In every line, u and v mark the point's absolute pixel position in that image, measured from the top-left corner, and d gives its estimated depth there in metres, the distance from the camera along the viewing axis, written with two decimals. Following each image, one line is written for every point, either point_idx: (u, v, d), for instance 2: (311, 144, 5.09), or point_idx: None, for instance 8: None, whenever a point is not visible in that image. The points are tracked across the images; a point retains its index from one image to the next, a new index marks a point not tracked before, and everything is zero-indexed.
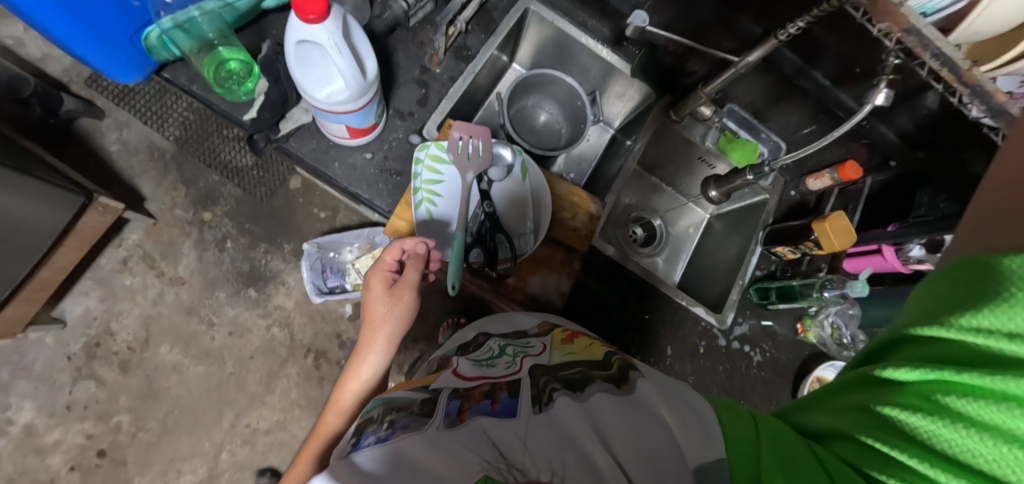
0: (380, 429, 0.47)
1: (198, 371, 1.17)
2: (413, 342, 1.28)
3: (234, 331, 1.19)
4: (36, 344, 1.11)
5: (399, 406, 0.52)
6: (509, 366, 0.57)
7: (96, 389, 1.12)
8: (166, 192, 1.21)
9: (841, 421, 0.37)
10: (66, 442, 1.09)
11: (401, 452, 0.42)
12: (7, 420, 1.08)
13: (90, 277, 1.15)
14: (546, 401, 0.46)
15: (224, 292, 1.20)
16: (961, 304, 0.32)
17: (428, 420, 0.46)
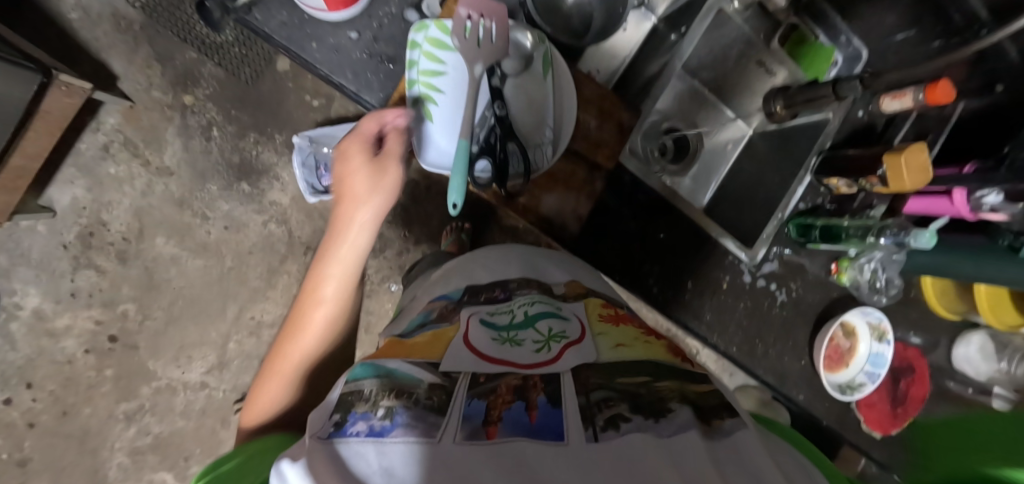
0: (375, 415, 0.42)
1: (197, 264, 1.15)
2: (415, 244, 1.24)
3: (230, 225, 1.15)
4: (29, 232, 1.08)
5: (402, 388, 0.46)
6: (541, 351, 0.56)
7: (97, 278, 1.11)
8: (139, 70, 1.08)
9: None
10: (77, 327, 1.11)
11: (425, 455, 0.37)
12: (15, 304, 1.08)
13: (71, 163, 1.07)
14: (602, 425, 0.42)
15: (216, 185, 1.13)
16: None
17: (446, 423, 0.41)
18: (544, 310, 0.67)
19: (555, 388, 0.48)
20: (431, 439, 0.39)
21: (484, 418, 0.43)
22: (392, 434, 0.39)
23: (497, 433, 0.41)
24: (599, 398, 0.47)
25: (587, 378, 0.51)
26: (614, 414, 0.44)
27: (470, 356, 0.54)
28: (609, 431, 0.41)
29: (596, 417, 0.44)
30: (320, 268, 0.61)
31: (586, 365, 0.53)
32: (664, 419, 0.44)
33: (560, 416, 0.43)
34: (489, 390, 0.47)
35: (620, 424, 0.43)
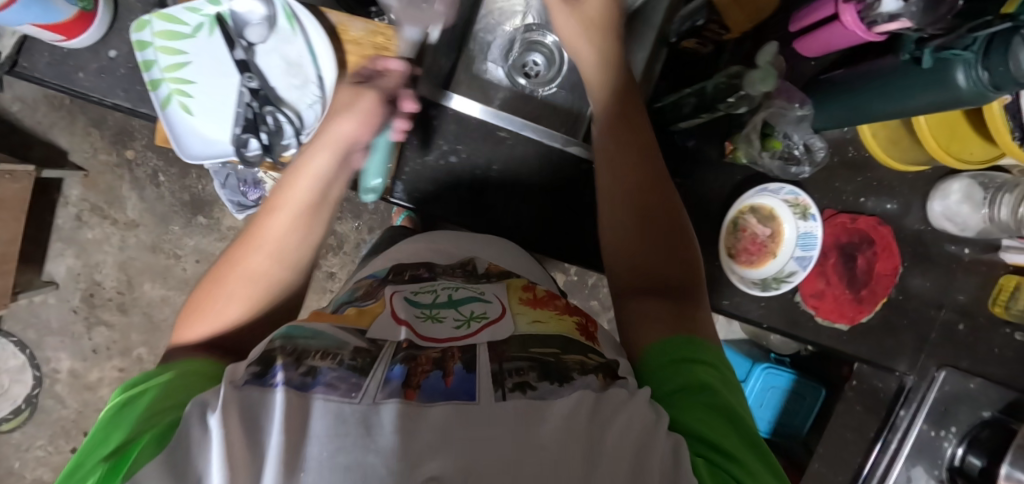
0: (293, 371, 0.31)
1: (185, 299, 1.24)
2: (370, 233, 1.23)
3: (201, 258, 1.22)
4: (43, 305, 1.21)
5: (322, 348, 0.34)
6: (465, 327, 0.40)
7: (109, 332, 1.23)
8: (82, 139, 1.16)
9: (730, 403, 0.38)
10: (106, 377, 1.24)
11: (350, 421, 0.27)
12: (53, 370, 1.23)
13: (55, 238, 1.20)
14: (513, 387, 0.31)
15: (178, 225, 1.20)
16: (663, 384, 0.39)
17: (367, 383, 0.30)
18: (470, 292, 0.47)
19: (477, 351, 0.36)
20: (347, 400, 0.29)
21: (408, 376, 0.32)
22: (318, 395, 0.29)
23: (420, 394, 0.30)
24: (516, 362, 0.34)
25: (503, 345, 0.37)
26: (529, 378, 0.33)
27: (403, 327, 0.39)
28: (521, 392, 0.31)
29: (511, 378, 0.32)
30: (264, 210, 0.49)
31: (514, 336, 0.39)
32: (585, 379, 0.34)
33: (481, 377, 0.32)
34: (415, 353, 0.35)
35: (534, 387, 0.32)
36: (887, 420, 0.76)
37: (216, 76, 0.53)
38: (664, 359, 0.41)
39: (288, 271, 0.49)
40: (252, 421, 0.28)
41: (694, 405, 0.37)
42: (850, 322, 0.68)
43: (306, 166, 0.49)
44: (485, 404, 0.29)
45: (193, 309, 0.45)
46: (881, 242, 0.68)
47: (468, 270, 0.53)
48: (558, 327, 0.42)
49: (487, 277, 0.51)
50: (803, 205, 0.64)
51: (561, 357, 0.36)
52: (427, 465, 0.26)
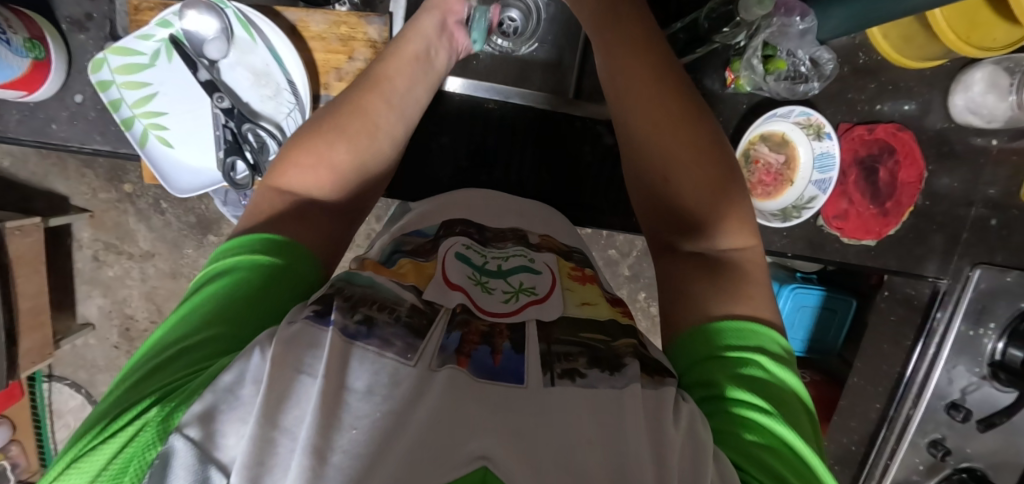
0: (348, 317, 0.29)
1: None
2: None
3: None
4: (87, 346, 1.11)
5: (380, 300, 0.31)
6: (512, 303, 0.36)
7: None
8: (76, 180, 1.01)
9: (776, 401, 0.33)
10: None
11: (397, 382, 0.26)
12: None
13: (78, 280, 1.08)
14: (562, 374, 0.29)
15: (191, 247, 1.07)
16: (699, 381, 0.35)
17: (424, 343, 0.29)
18: (521, 260, 0.41)
19: (527, 329, 0.33)
20: (404, 361, 0.27)
21: (461, 344, 0.30)
22: (368, 344, 0.27)
23: (472, 364, 0.29)
24: (566, 346, 0.32)
25: (551, 326, 0.34)
26: (579, 365, 0.30)
27: (458, 293, 0.35)
28: (571, 379, 0.29)
29: (560, 363, 0.30)
30: (382, 61, 0.50)
31: (564, 320, 0.35)
32: (635, 366, 0.31)
33: (531, 358, 0.30)
34: (467, 321, 0.32)
35: (583, 374, 0.30)
36: (924, 327, 0.76)
37: (186, 104, 0.51)
38: (699, 358, 0.36)
39: (399, 128, 0.49)
40: (294, 360, 0.26)
41: (740, 418, 0.31)
42: (876, 236, 0.66)
43: (418, 28, 0.52)
44: (536, 390, 0.28)
45: (299, 146, 0.44)
46: (903, 149, 0.65)
47: (520, 238, 0.46)
48: (610, 314, 0.38)
49: (537, 249, 0.45)
50: (817, 125, 0.60)
51: (611, 343, 0.33)
52: (475, 443, 0.24)
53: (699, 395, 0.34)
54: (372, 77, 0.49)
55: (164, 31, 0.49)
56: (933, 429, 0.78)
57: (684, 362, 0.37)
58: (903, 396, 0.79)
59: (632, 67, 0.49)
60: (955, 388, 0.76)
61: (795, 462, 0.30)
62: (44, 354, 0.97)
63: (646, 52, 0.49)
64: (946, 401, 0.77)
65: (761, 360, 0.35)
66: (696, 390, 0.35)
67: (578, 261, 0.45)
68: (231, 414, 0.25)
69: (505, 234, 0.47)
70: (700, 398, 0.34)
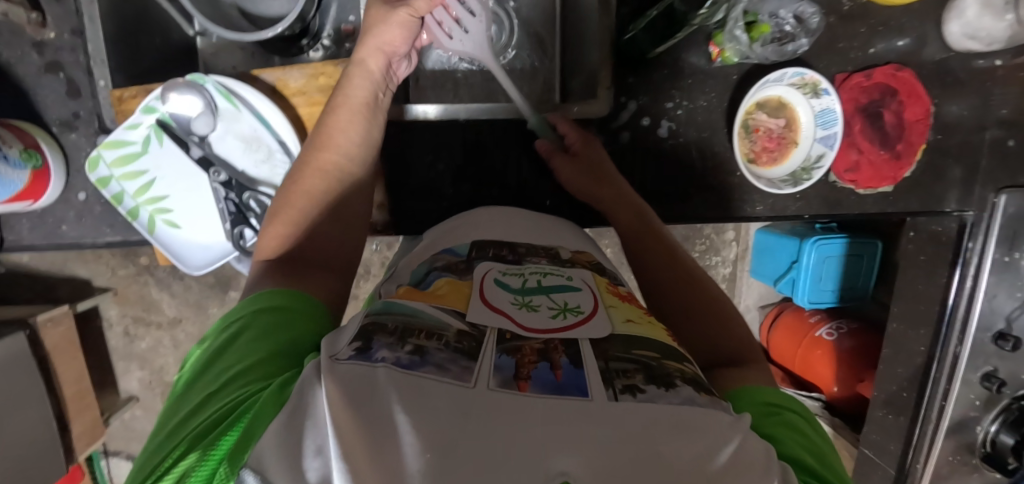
0: (398, 351, 0.28)
1: None
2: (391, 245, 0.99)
3: None
4: (135, 418, 1.14)
5: (425, 329, 0.30)
6: (559, 320, 0.34)
7: None
8: (95, 261, 1.03)
9: (819, 443, 0.34)
10: None
11: (459, 403, 0.24)
12: None
13: (115, 356, 1.10)
14: (622, 389, 0.28)
15: (215, 306, 1.08)
16: (746, 404, 0.37)
17: (479, 365, 0.27)
18: (558, 278, 0.40)
19: (580, 343, 0.32)
20: (462, 384, 0.26)
21: (517, 368, 0.28)
22: (424, 373, 0.26)
23: (533, 385, 0.27)
24: (622, 362, 0.30)
25: (606, 343, 0.32)
26: (637, 381, 0.29)
27: (503, 317, 0.33)
28: (632, 395, 0.27)
29: (619, 379, 0.29)
30: (331, 112, 0.49)
31: (614, 337, 0.33)
32: (690, 388, 0.30)
33: (591, 372, 0.29)
34: (519, 343, 0.30)
35: (643, 389, 0.28)
36: (958, 258, 0.74)
37: (185, 184, 0.52)
38: (774, 398, 0.37)
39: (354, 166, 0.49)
40: (356, 397, 0.24)
41: (787, 437, 0.33)
42: (893, 181, 0.65)
43: (361, 70, 0.50)
44: (601, 402, 0.26)
45: (275, 217, 0.46)
46: (905, 88, 0.63)
47: (552, 255, 0.45)
48: (653, 332, 0.36)
49: (570, 265, 0.44)
50: (812, 83, 0.58)
51: (664, 362, 0.32)
52: (557, 459, 0.23)
53: (746, 410, 0.36)
54: (320, 134, 0.49)
55: (151, 117, 0.50)
56: (984, 362, 0.77)
57: (752, 394, 0.38)
58: (948, 333, 0.77)
59: (603, 193, 0.57)
60: (1000, 317, 0.75)
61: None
62: (96, 434, 1.00)
63: (591, 163, 0.58)
64: (993, 332, 0.75)
65: (802, 414, 0.37)
66: (776, 418, 0.35)
67: (611, 277, 0.45)
68: (311, 433, 0.24)
69: (537, 251, 0.46)
70: (748, 411, 0.36)
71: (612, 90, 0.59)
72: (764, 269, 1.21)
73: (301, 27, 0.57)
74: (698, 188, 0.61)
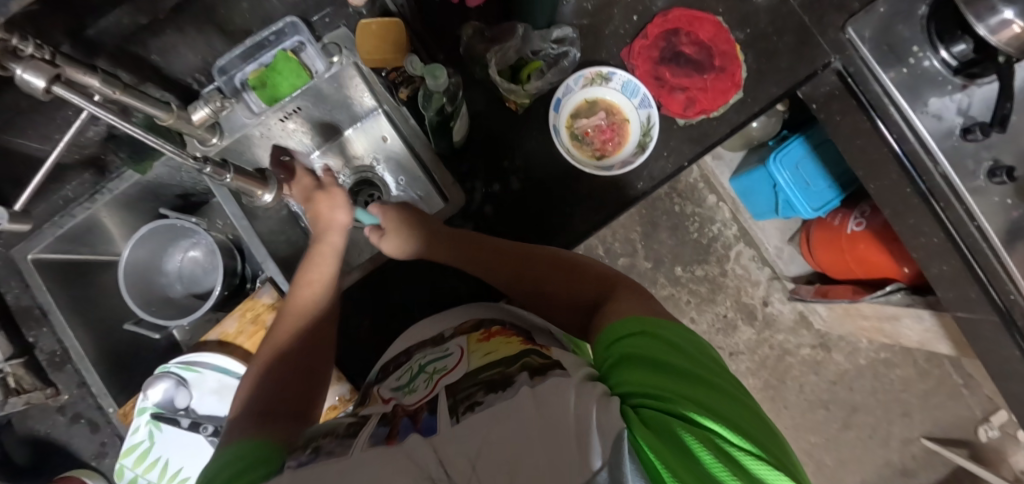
0: (301, 453, 0.35)
1: None
2: None
3: None
4: None
5: (322, 431, 0.38)
6: (428, 385, 0.41)
7: None
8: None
9: (655, 354, 0.38)
10: None
11: (334, 470, 0.31)
12: None
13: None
14: (464, 410, 0.34)
15: None
16: (604, 353, 0.41)
17: (355, 440, 0.34)
18: (438, 353, 0.47)
19: (439, 394, 0.38)
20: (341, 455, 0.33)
21: (388, 429, 0.35)
22: (318, 459, 0.33)
23: (399, 435, 0.33)
24: (468, 389, 0.37)
25: (457, 383, 0.39)
26: (478, 397, 0.35)
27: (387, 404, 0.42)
28: (471, 410, 0.34)
29: (463, 403, 0.35)
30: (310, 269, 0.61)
31: (466, 373, 0.40)
32: (524, 377, 0.36)
33: (440, 411, 0.35)
34: (392, 413, 0.38)
35: (481, 401, 0.34)
36: (861, 101, 0.69)
37: (190, 454, 0.62)
38: (611, 337, 0.41)
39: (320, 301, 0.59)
40: None
41: (621, 372, 0.38)
42: (737, 87, 0.68)
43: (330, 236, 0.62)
44: (444, 434, 0.32)
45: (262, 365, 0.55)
46: (683, 21, 0.69)
47: (436, 338, 0.52)
48: (508, 349, 0.43)
49: (450, 337, 0.50)
50: (596, 74, 0.66)
51: (506, 371, 0.38)
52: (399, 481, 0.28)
53: (604, 362, 0.41)
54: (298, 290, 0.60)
55: (144, 416, 0.61)
56: (976, 163, 0.66)
57: (599, 349, 0.42)
58: (917, 163, 0.68)
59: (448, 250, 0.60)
60: (951, 118, 0.66)
61: (663, 397, 0.35)
62: None
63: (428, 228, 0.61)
64: (957, 133, 0.66)
65: (646, 326, 0.41)
66: (612, 365, 0.39)
67: (486, 325, 0.51)
68: None
69: (424, 342, 0.52)
70: (605, 362, 0.41)
71: (460, 182, 0.68)
72: (758, 205, 1.18)
73: (238, 278, 0.74)
74: (575, 206, 0.66)
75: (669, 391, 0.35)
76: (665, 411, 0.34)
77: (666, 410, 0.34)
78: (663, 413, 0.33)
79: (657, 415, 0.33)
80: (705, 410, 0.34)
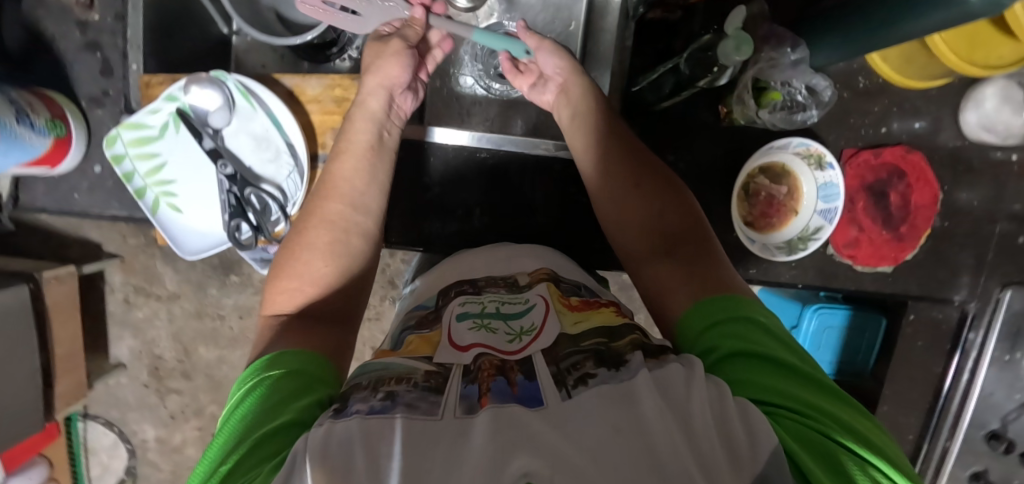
0: (372, 399, 0.31)
1: (240, 354, 1.06)
2: (393, 255, 0.96)
3: (244, 314, 1.04)
4: (118, 385, 1.07)
5: (395, 375, 0.34)
6: (515, 343, 0.37)
7: (182, 398, 1.08)
8: (109, 226, 0.97)
9: (776, 354, 0.35)
10: (188, 437, 1.10)
11: (420, 438, 0.27)
12: (141, 438, 1.10)
13: (110, 321, 1.04)
14: (575, 382, 0.30)
15: (214, 287, 1.03)
16: (698, 338, 0.38)
17: (444, 400, 0.30)
18: (516, 304, 0.44)
19: (533, 359, 0.34)
20: (430, 418, 0.28)
21: (479, 389, 0.31)
22: (396, 414, 0.29)
23: (492, 398, 0.29)
24: (572, 357, 0.33)
25: (554, 346, 0.36)
26: (588, 368, 0.32)
27: (476, 348, 0.37)
28: (584, 383, 0.30)
29: (571, 373, 0.31)
30: (336, 159, 0.52)
31: (563, 337, 0.37)
32: (639, 357, 0.33)
33: (543, 380, 0.31)
34: (476, 369, 0.34)
35: (594, 376, 0.31)
36: (956, 347, 0.70)
37: (192, 170, 0.54)
38: (706, 324, 0.39)
39: (372, 224, 0.52)
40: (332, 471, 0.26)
41: (737, 365, 0.34)
42: (894, 261, 0.64)
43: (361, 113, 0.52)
44: (556, 406, 0.28)
45: (282, 267, 0.49)
46: (915, 172, 0.63)
47: (511, 282, 0.50)
48: (602, 319, 0.40)
49: (526, 287, 0.48)
50: (817, 155, 0.60)
51: (611, 344, 0.35)
52: (519, 462, 0.24)
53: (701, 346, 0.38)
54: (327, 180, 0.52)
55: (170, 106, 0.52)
56: None
57: (688, 335, 0.40)
58: (939, 422, 0.73)
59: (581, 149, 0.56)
60: (995, 417, 0.71)
61: (797, 403, 0.32)
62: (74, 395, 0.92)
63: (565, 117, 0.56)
64: (985, 431, 0.72)
65: (755, 322, 0.38)
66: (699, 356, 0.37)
67: (569, 287, 0.48)
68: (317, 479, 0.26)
69: (498, 280, 0.51)
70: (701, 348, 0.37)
71: None
72: None
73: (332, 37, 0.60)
74: None
75: (798, 397, 0.32)
76: (798, 416, 0.31)
77: (797, 416, 0.31)
78: (796, 420, 0.30)
79: (791, 423, 0.30)
80: (805, 403, 0.32)
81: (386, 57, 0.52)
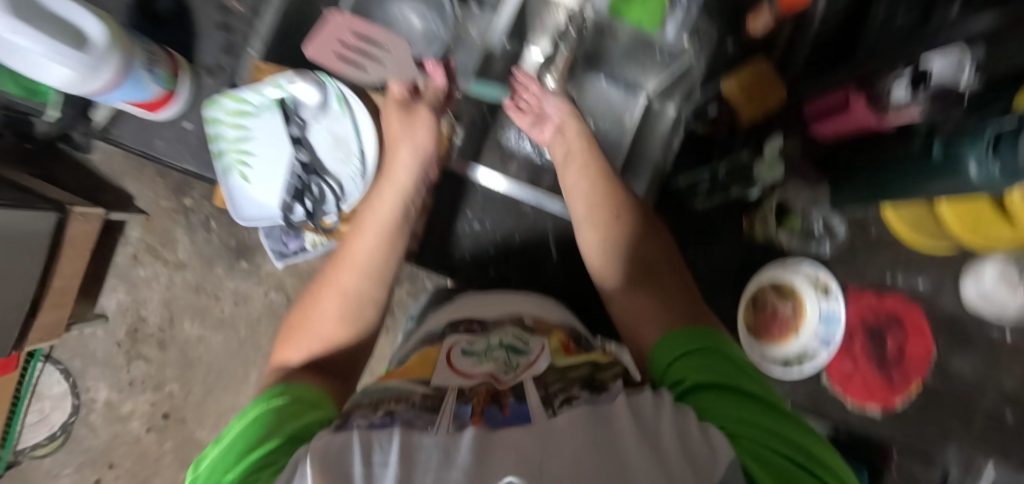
0: (372, 416, 0.33)
1: (219, 340, 1.05)
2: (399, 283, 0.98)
3: (239, 300, 1.04)
4: (91, 337, 1.04)
5: (394, 397, 0.36)
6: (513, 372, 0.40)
7: (148, 367, 1.05)
8: (147, 182, 0.99)
9: (738, 382, 0.36)
10: (138, 409, 1.05)
11: (413, 447, 0.28)
12: (89, 398, 1.05)
13: (110, 272, 1.03)
14: (561, 404, 0.33)
15: (221, 267, 1.03)
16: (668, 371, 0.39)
17: (437, 419, 0.32)
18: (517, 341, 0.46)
19: (526, 383, 0.37)
20: (425, 431, 0.30)
21: (472, 413, 0.33)
22: (394, 429, 0.30)
23: (483, 422, 0.31)
24: (559, 386, 0.36)
25: (545, 374, 0.38)
26: (575, 394, 0.34)
27: (480, 376, 0.40)
28: (568, 404, 0.32)
29: (558, 397, 0.34)
30: (354, 233, 0.54)
31: (553, 367, 0.40)
32: (620, 385, 0.35)
33: (531, 403, 0.33)
34: (470, 396, 0.36)
35: (579, 400, 0.33)
36: None
37: (272, 146, 0.61)
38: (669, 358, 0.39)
39: (381, 294, 0.53)
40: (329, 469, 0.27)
41: (705, 392, 0.34)
42: (882, 406, 0.67)
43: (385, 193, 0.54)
44: (540, 422, 0.30)
45: (296, 327, 0.51)
46: (912, 323, 0.68)
47: (515, 321, 0.52)
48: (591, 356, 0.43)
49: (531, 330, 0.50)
50: (825, 284, 0.65)
51: (595, 375, 0.38)
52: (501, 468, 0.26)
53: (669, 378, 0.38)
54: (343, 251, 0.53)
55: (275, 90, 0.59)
56: None
57: (657, 370, 0.40)
58: None
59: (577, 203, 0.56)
60: None
61: (762, 425, 0.32)
62: (50, 333, 0.90)
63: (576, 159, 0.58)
64: None
65: (717, 353, 0.39)
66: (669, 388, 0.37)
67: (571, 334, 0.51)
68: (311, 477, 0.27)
69: (503, 319, 0.53)
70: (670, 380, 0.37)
71: None
72: None
73: None
74: None
75: (762, 421, 0.32)
76: (762, 437, 0.31)
77: (762, 437, 0.31)
78: (761, 440, 0.30)
79: (757, 446, 0.30)
80: (766, 429, 0.31)
81: (421, 121, 0.58)
